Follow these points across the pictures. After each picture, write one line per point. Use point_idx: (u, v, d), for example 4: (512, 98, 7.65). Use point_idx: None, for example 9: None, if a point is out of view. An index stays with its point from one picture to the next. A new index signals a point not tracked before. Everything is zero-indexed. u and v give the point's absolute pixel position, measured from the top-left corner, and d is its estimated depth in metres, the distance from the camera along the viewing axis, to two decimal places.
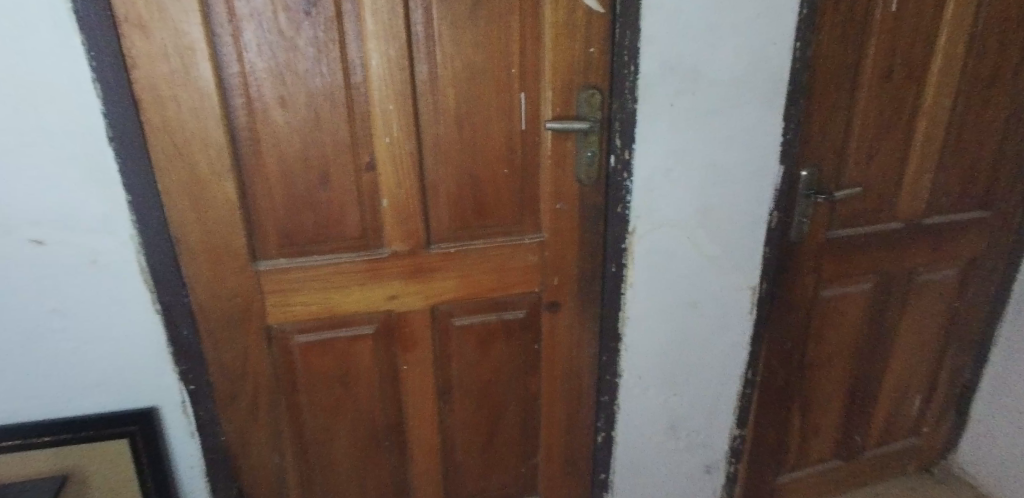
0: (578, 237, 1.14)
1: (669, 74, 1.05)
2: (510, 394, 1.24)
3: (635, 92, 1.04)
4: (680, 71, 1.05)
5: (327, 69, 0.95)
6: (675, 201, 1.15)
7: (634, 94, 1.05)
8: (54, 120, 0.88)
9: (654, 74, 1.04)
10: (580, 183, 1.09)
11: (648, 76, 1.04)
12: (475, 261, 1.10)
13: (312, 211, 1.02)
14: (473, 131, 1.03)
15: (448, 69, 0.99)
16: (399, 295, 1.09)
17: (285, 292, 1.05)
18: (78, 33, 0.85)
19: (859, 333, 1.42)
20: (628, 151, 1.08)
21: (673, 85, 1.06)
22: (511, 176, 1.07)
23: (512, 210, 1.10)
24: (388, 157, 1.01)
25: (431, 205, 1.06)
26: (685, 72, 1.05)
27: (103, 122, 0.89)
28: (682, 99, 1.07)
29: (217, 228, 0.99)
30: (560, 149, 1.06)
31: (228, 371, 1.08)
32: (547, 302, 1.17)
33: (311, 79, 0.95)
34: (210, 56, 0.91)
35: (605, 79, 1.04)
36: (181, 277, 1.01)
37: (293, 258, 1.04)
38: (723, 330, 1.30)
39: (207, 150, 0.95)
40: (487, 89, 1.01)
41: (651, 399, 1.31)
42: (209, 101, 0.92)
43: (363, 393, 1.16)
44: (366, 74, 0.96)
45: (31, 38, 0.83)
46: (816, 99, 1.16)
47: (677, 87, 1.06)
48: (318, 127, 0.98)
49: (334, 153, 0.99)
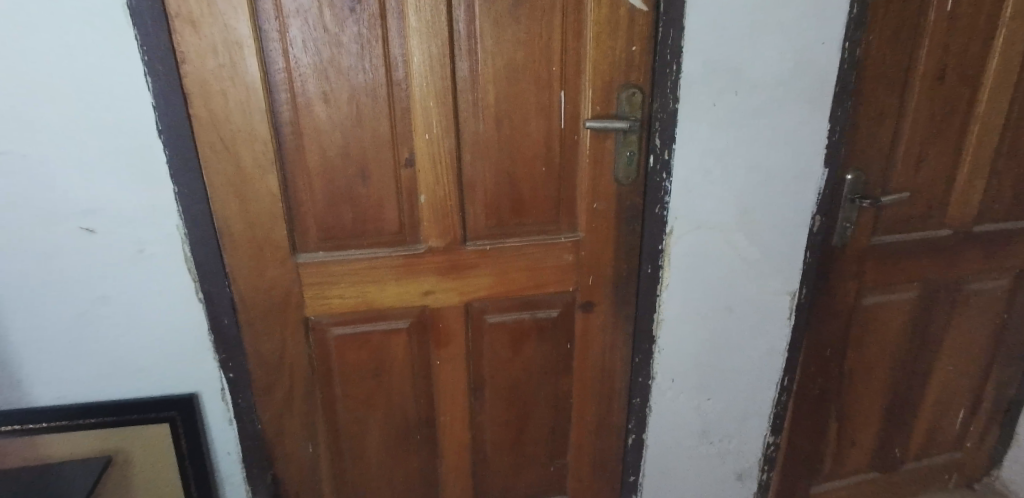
0: (614, 238, 1.13)
1: (712, 73, 1.03)
2: (541, 393, 1.24)
3: (677, 91, 1.03)
4: (724, 70, 1.03)
5: (370, 65, 0.96)
6: (714, 203, 1.13)
7: (675, 93, 1.03)
8: (108, 113, 0.90)
9: (697, 74, 1.02)
10: (618, 183, 1.09)
11: (690, 75, 1.02)
12: (510, 259, 1.10)
13: (351, 205, 1.03)
14: (512, 129, 1.03)
15: (489, 66, 0.99)
16: (434, 290, 1.10)
17: (323, 285, 1.07)
18: (132, 29, 0.87)
19: (901, 342, 1.38)
20: (668, 151, 1.07)
21: (716, 85, 1.04)
22: (548, 175, 1.07)
23: (548, 209, 1.10)
24: (427, 154, 1.01)
25: (468, 202, 1.06)
26: (729, 71, 1.04)
27: (154, 115, 0.92)
28: (725, 99, 1.05)
29: (259, 221, 1.01)
30: (599, 148, 1.06)
31: (266, 360, 1.10)
32: (581, 302, 1.17)
33: (354, 75, 0.96)
34: (257, 51, 0.92)
35: (646, 78, 1.03)
36: (224, 268, 1.03)
37: (332, 252, 1.06)
38: (760, 335, 1.27)
39: (252, 144, 0.97)
40: (527, 87, 1.01)
41: (683, 403, 1.30)
42: (255, 96, 0.94)
43: (396, 386, 1.17)
44: (407, 71, 0.97)
45: (89, 34, 0.86)
46: (865, 101, 1.13)
47: (720, 87, 1.04)
48: (360, 123, 0.99)
49: (374, 149, 1.00)
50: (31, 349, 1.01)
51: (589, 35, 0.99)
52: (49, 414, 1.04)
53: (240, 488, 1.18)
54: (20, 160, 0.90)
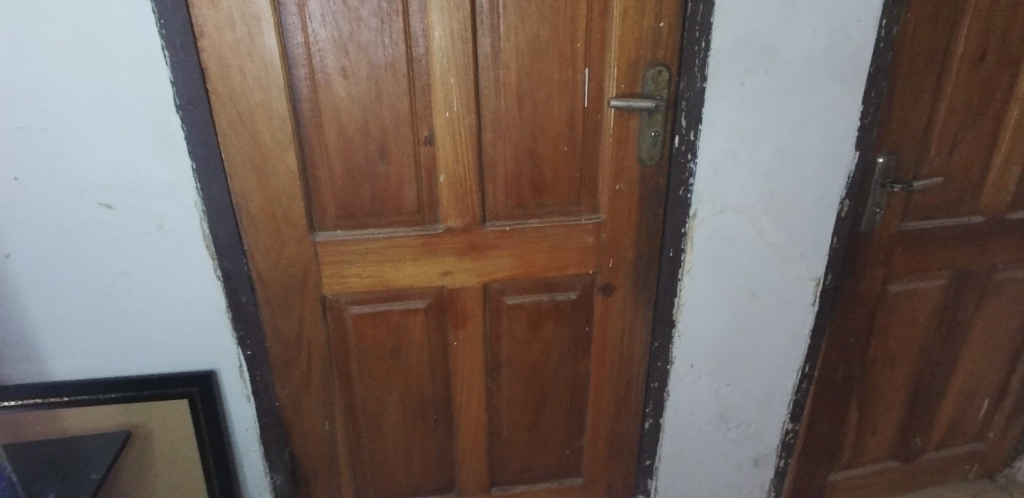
0: (636, 219, 1.11)
1: (742, 51, 0.99)
2: (559, 376, 1.23)
3: (705, 69, 1.00)
4: (755, 48, 1.00)
5: (389, 41, 0.94)
6: (740, 186, 1.10)
7: (704, 71, 1.00)
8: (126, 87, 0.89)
9: (727, 51, 0.99)
10: (642, 164, 1.06)
11: (720, 53, 0.99)
12: (530, 240, 1.09)
13: (370, 184, 1.02)
14: (534, 107, 1.00)
15: (512, 43, 0.96)
16: (452, 271, 1.09)
17: (342, 264, 1.06)
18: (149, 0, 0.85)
19: (927, 331, 1.35)
20: (693, 131, 1.04)
21: (747, 63, 1.00)
22: (570, 155, 1.05)
23: (570, 189, 1.07)
24: (447, 132, 0.99)
25: (488, 182, 1.04)
26: (760, 49, 1.00)
27: (171, 90, 0.91)
28: (755, 78, 1.02)
29: (277, 197, 1.00)
30: (623, 127, 1.03)
31: (284, 338, 1.10)
32: (600, 284, 1.15)
33: (373, 50, 0.94)
34: (275, 26, 0.91)
35: (674, 56, 1.00)
36: (242, 245, 1.02)
37: (350, 230, 1.05)
38: (782, 320, 1.25)
39: (271, 121, 0.95)
40: (550, 64, 0.98)
41: (702, 388, 1.29)
42: (274, 71, 0.93)
43: (414, 366, 1.17)
44: (428, 47, 0.95)
45: (106, 6, 0.85)
46: (901, 81, 1.08)
47: (751, 65, 1.01)
48: (379, 100, 0.97)
49: (394, 126, 0.98)
50: (52, 323, 1.02)
51: (616, 10, 0.96)
52: (69, 387, 1.05)
53: (257, 464, 1.19)
54: (39, 134, 0.90)
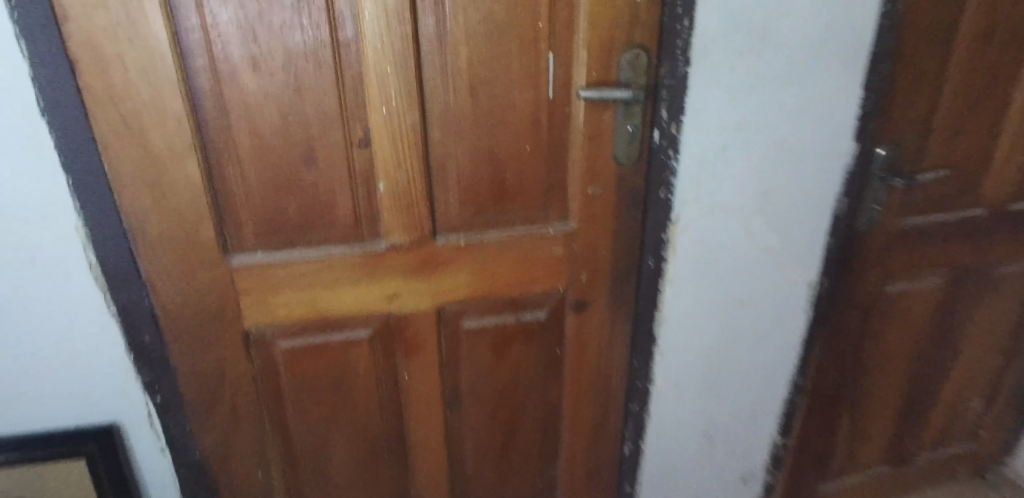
0: (612, 227, 0.96)
1: (732, 29, 0.85)
2: (529, 404, 1.08)
3: (689, 51, 0.85)
4: (747, 26, 0.85)
5: (309, 22, 0.76)
6: (728, 185, 0.97)
7: (688, 54, 0.85)
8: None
9: (714, 29, 0.84)
10: (619, 163, 0.91)
11: (706, 33, 0.84)
12: (490, 255, 0.93)
13: (296, 197, 0.84)
14: (490, 100, 0.84)
15: (461, 24, 0.79)
16: (401, 294, 0.93)
17: (268, 291, 0.89)
18: None
19: (922, 332, 1.25)
20: (676, 124, 0.90)
21: (736, 45, 0.86)
22: (534, 154, 0.88)
23: (536, 195, 0.91)
24: (386, 132, 0.82)
25: (439, 189, 0.88)
26: (752, 27, 0.85)
27: (32, 89, 0.73)
28: (746, 62, 0.88)
29: (180, 215, 0.82)
30: (596, 122, 0.87)
31: (203, 377, 0.93)
32: (574, 302, 1.00)
33: (289, 35, 0.76)
34: (161, 5, 0.72)
35: (654, 38, 0.85)
36: (139, 274, 0.84)
37: (273, 252, 0.87)
38: (773, 329, 1.13)
39: (164, 124, 0.77)
40: (508, 48, 0.82)
41: (687, 405, 1.16)
42: (163, 63, 0.74)
43: (360, 402, 1.01)
44: (358, 30, 0.77)
45: None
46: (903, 64, 0.96)
47: (741, 46, 0.86)
48: (300, 96, 0.79)
49: (321, 127, 0.81)
50: None
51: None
52: None
53: None
54: None
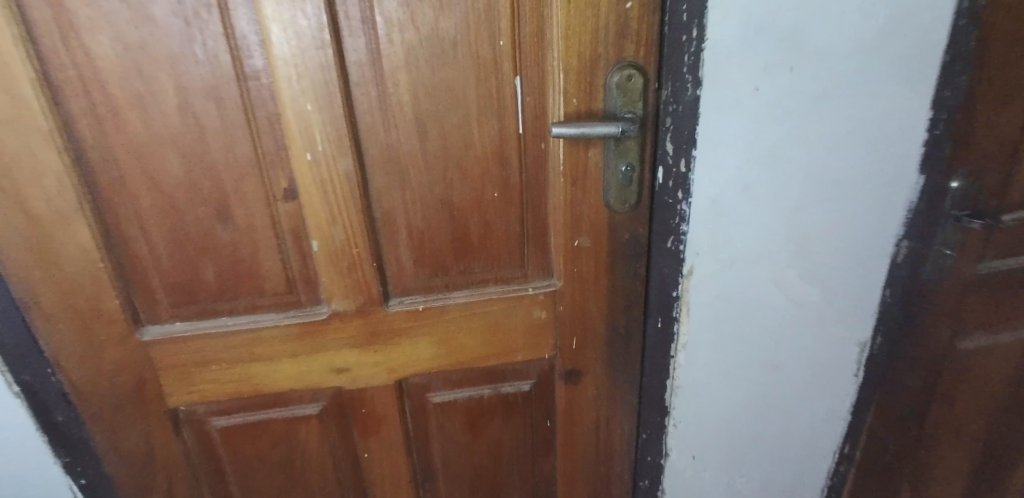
0: (607, 285, 0.78)
1: (756, 38, 0.65)
2: (514, 482, 0.92)
3: (699, 68, 0.66)
4: (776, 32, 0.65)
5: (204, 51, 0.61)
6: (755, 231, 0.77)
7: (697, 72, 0.66)
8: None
9: (732, 40, 0.65)
10: (611, 210, 0.73)
11: (721, 45, 0.65)
12: (457, 320, 0.76)
13: (213, 259, 0.70)
14: (443, 137, 0.67)
15: (398, 46, 0.63)
16: (351, 367, 0.77)
17: (189, 366, 0.75)
18: None
19: (1004, 392, 1.02)
20: (684, 160, 0.71)
21: (762, 58, 0.66)
22: (504, 201, 0.71)
23: (509, 250, 0.74)
24: (315, 181, 0.66)
25: (387, 246, 0.71)
26: (783, 34, 0.65)
27: None
28: (776, 79, 0.68)
29: (76, 284, 0.69)
30: (579, 160, 0.69)
31: (125, 462, 0.80)
32: (563, 370, 0.83)
33: (181, 67, 0.61)
34: (20, 39, 0.58)
35: (653, 53, 0.67)
36: (40, 349, 0.71)
37: (193, 322, 0.73)
38: (815, 394, 0.94)
39: (41, 181, 0.63)
40: (461, 73, 0.65)
41: (709, 481, 0.98)
42: (30, 108, 0.60)
43: (315, 484, 0.86)
44: (266, 58, 0.61)
45: None
46: (999, 69, 0.72)
47: (770, 59, 0.66)
48: (205, 141, 0.64)
49: (234, 178, 0.66)
50: None
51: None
52: None
53: None
54: None
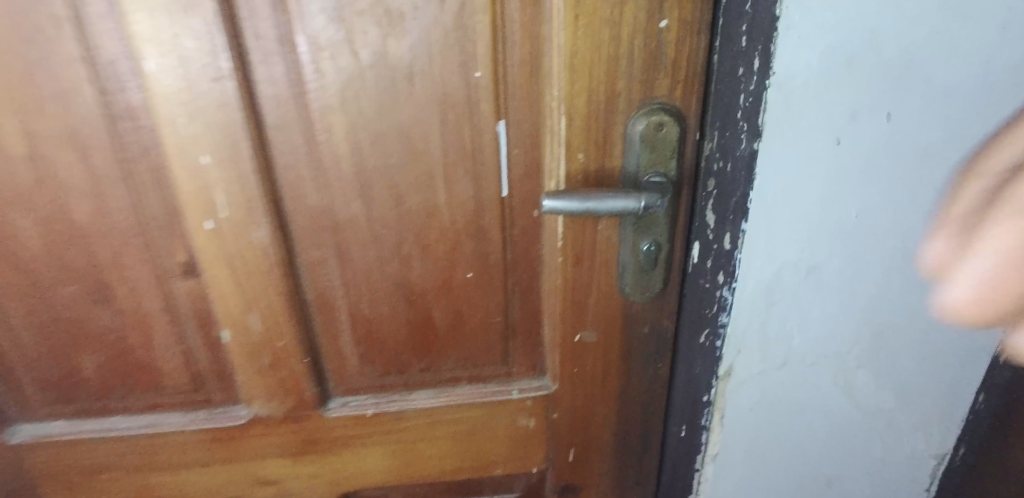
0: (619, 389, 0.59)
1: (846, 73, 0.45)
2: None
3: (759, 113, 0.46)
4: (878, 64, 0.44)
5: (55, 82, 0.43)
6: (817, 322, 0.57)
7: (755, 119, 0.46)
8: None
9: (809, 73, 0.44)
10: (628, 298, 0.54)
11: (793, 81, 0.45)
12: (418, 428, 0.58)
13: (95, 348, 0.53)
14: (397, 202, 0.48)
15: (330, 79, 0.44)
16: (282, 479, 0.60)
17: (75, 473, 0.58)
18: None
19: None
20: (732, 234, 0.52)
21: (844, 102, 0.46)
22: (482, 284, 0.53)
23: (489, 344, 0.55)
24: (220, 258, 0.49)
25: (324, 337, 0.54)
26: (888, 69, 0.44)
27: None
28: (861, 131, 0.47)
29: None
30: (585, 237, 0.51)
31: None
32: (557, 485, 0.65)
33: (25, 103, 0.44)
34: None
35: (696, 91, 0.47)
36: None
37: (76, 422, 0.56)
38: None
39: None
40: (421, 117, 0.46)
41: None
42: None
43: None
44: (144, 93, 0.43)
45: None
46: None
47: (863, 101, 0.46)
48: (68, 201, 0.47)
49: (113, 250, 0.49)
50: None
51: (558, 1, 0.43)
52: None
53: None
54: None
